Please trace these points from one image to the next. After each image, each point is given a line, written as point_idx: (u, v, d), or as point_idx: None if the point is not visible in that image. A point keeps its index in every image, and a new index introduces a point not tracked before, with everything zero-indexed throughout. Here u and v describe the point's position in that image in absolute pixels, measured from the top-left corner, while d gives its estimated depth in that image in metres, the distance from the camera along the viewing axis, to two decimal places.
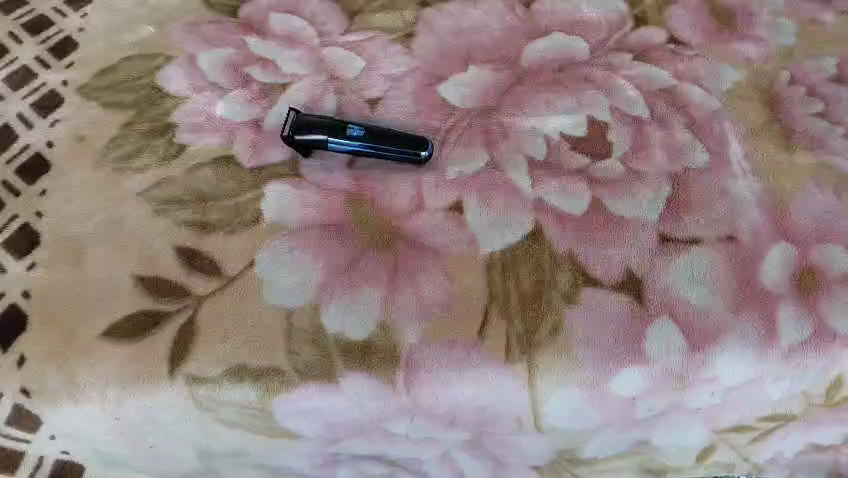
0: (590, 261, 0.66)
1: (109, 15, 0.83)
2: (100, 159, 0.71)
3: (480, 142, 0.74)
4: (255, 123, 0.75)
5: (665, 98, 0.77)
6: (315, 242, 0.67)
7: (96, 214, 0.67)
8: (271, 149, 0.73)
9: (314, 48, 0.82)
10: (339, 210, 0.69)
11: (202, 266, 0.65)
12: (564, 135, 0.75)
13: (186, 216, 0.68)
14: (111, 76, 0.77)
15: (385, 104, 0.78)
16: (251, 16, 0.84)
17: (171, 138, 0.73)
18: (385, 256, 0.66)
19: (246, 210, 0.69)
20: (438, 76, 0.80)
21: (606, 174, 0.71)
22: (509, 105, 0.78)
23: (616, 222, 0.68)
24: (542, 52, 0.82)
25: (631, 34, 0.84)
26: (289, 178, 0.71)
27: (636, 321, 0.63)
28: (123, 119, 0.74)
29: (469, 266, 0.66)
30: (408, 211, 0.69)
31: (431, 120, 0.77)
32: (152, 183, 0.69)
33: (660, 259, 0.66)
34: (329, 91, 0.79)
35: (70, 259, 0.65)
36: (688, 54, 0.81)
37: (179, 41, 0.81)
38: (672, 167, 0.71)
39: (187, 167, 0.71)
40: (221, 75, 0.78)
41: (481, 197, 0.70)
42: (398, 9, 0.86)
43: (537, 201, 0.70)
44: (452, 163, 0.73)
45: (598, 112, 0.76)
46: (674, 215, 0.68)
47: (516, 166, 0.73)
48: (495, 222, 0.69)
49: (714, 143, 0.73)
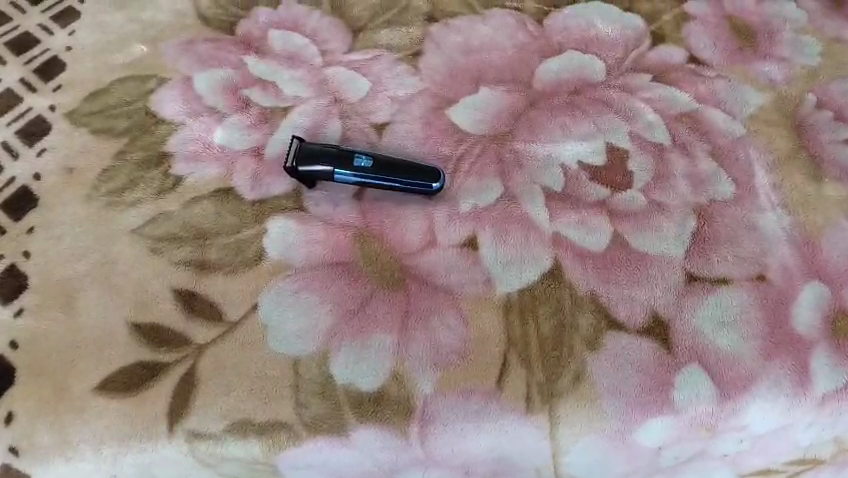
0: (612, 302, 0.62)
1: (100, 32, 0.79)
2: (92, 192, 0.67)
3: (494, 171, 0.71)
4: (257, 151, 0.71)
5: (687, 123, 0.73)
6: (322, 283, 0.63)
7: (89, 254, 0.63)
8: (274, 180, 0.69)
9: (317, 69, 0.78)
10: (347, 248, 0.65)
11: (203, 310, 0.61)
12: (582, 164, 0.71)
13: (184, 255, 0.64)
14: (102, 100, 0.73)
15: (392, 128, 0.74)
16: (251, 34, 0.80)
17: (167, 169, 0.69)
18: (396, 297, 0.63)
19: (248, 248, 0.65)
20: (448, 97, 0.76)
21: (627, 206, 0.68)
22: (523, 130, 0.74)
23: (640, 259, 0.65)
24: (556, 73, 0.78)
25: (648, 53, 0.80)
26: (293, 212, 0.67)
27: (663, 367, 0.60)
28: (116, 147, 0.70)
29: (486, 309, 0.63)
30: (419, 248, 0.66)
31: (442, 146, 0.73)
32: (148, 219, 0.66)
33: (687, 300, 0.62)
34: (334, 115, 0.74)
35: (62, 303, 0.61)
36: (709, 75, 0.78)
37: (174, 61, 0.77)
38: (697, 198, 0.68)
39: (185, 201, 0.67)
40: (219, 98, 0.74)
41: (496, 231, 0.67)
42: (405, 25, 0.83)
43: (555, 237, 0.66)
44: (464, 194, 0.69)
45: (616, 138, 0.73)
46: (700, 252, 0.64)
47: (532, 197, 0.69)
48: (511, 259, 0.65)
49: (740, 173, 0.69)
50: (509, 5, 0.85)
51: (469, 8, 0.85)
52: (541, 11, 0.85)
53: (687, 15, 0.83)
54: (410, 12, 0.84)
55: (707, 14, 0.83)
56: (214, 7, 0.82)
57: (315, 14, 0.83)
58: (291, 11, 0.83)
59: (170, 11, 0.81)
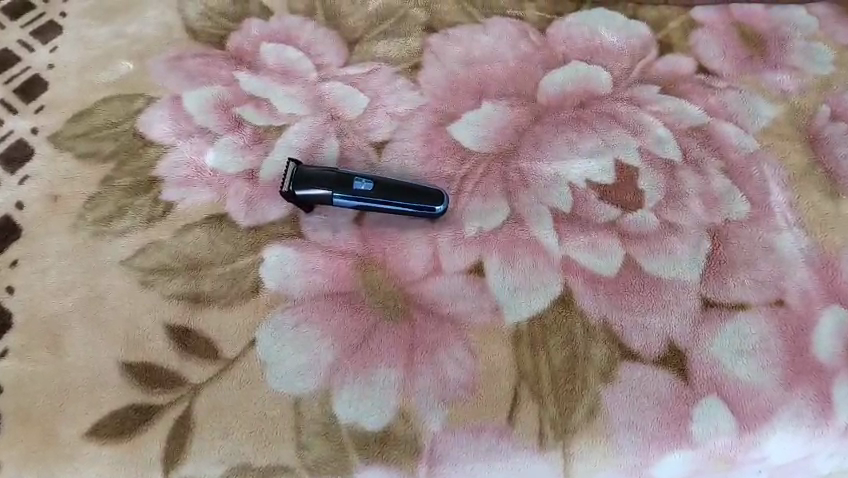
0: (626, 331, 0.60)
1: (83, 49, 0.75)
2: (78, 221, 0.63)
3: (500, 192, 0.68)
4: (251, 174, 0.68)
5: (698, 138, 0.71)
6: (322, 316, 0.60)
7: (76, 289, 0.60)
8: (270, 205, 0.66)
9: (312, 84, 0.75)
10: (347, 277, 0.62)
11: (197, 347, 0.58)
12: (590, 183, 0.68)
13: (177, 287, 0.61)
14: (87, 122, 0.69)
15: (392, 147, 0.71)
16: (242, 48, 0.77)
17: (156, 195, 0.65)
18: (400, 329, 0.60)
19: (244, 278, 0.62)
20: (449, 113, 0.73)
21: (638, 227, 0.65)
22: (528, 147, 0.71)
23: (653, 284, 0.62)
24: (561, 85, 0.76)
25: (655, 62, 0.77)
26: (290, 239, 0.64)
27: (680, 400, 0.57)
28: (102, 172, 0.66)
29: (494, 340, 0.60)
30: (423, 275, 0.63)
31: (444, 165, 0.70)
32: (137, 249, 0.62)
33: (704, 328, 0.60)
34: (331, 134, 0.71)
35: (49, 343, 0.58)
36: (719, 86, 0.75)
37: (161, 78, 0.73)
38: (710, 219, 0.65)
39: (177, 229, 0.64)
40: (210, 118, 0.71)
41: (503, 256, 0.64)
42: (402, 36, 0.80)
43: (565, 262, 0.64)
44: (469, 217, 0.66)
45: (625, 155, 0.70)
46: (716, 275, 0.62)
47: (539, 219, 0.66)
48: (519, 285, 0.63)
49: (754, 191, 0.67)
50: (510, 13, 0.82)
51: (468, 17, 0.82)
52: (544, 19, 0.82)
53: (694, 23, 0.81)
54: (408, 22, 0.81)
55: (715, 21, 0.81)
56: (203, 19, 0.79)
57: (309, 25, 0.80)
58: (284, 22, 0.80)
59: (157, 25, 0.78)
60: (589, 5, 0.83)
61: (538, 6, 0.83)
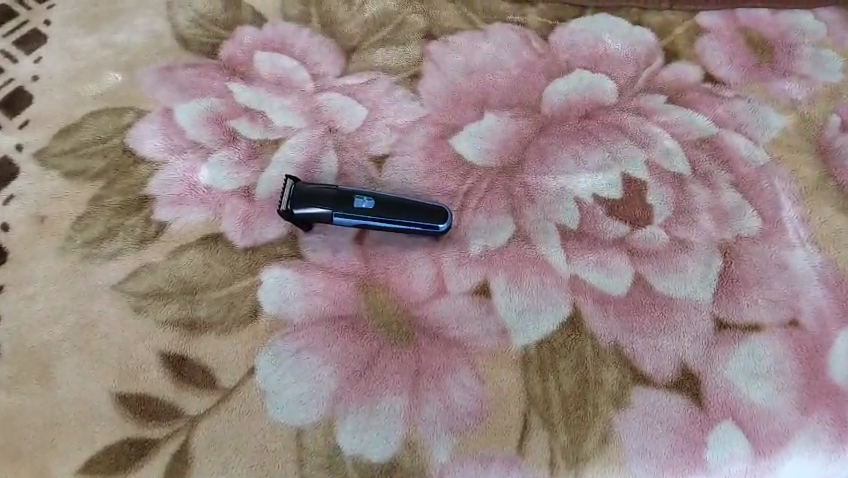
0: (638, 354, 0.58)
1: (69, 59, 0.72)
2: (67, 244, 0.61)
3: (505, 208, 0.66)
4: (247, 192, 0.65)
5: (706, 150, 0.69)
6: (324, 341, 0.58)
7: (66, 316, 0.58)
8: (267, 224, 0.64)
9: (309, 95, 0.72)
10: (349, 299, 0.60)
11: (194, 377, 0.56)
12: (598, 197, 0.66)
13: (171, 313, 0.58)
14: (74, 138, 0.67)
15: (393, 161, 0.69)
16: (235, 57, 0.74)
17: (148, 215, 0.63)
18: (405, 354, 0.58)
19: (242, 302, 0.59)
20: (451, 125, 0.71)
21: (648, 244, 0.63)
22: (533, 161, 0.69)
23: (665, 304, 0.60)
24: (565, 95, 0.73)
25: (661, 71, 0.75)
26: (289, 260, 0.62)
27: (694, 426, 0.55)
28: (91, 191, 0.64)
29: (502, 364, 0.58)
30: (428, 297, 0.61)
31: (447, 180, 0.68)
32: (129, 273, 0.60)
33: (717, 350, 0.58)
34: (329, 147, 0.69)
35: (38, 375, 0.55)
36: (727, 95, 0.73)
37: (151, 90, 0.70)
38: (722, 235, 0.64)
39: (170, 251, 0.61)
40: (203, 132, 0.68)
41: (509, 276, 0.62)
42: (401, 43, 0.77)
43: (574, 281, 0.62)
44: (474, 235, 0.64)
45: (633, 168, 0.68)
46: (728, 294, 0.61)
47: (546, 237, 0.64)
48: (527, 307, 0.61)
49: (766, 206, 0.65)
50: (511, 19, 0.80)
51: (468, 24, 0.79)
52: (546, 25, 0.80)
53: (700, 29, 0.79)
54: (406, 29, 0.78)
55: (721, 27, 0.79)
56: (194, 27, 0.76)
57: (304, 33, 0.77)
58: (278, 30, 0.77)
59: (146, 33, 0.75)
60: (592, 10, 0.81)
61: (540, 11, 0.81)
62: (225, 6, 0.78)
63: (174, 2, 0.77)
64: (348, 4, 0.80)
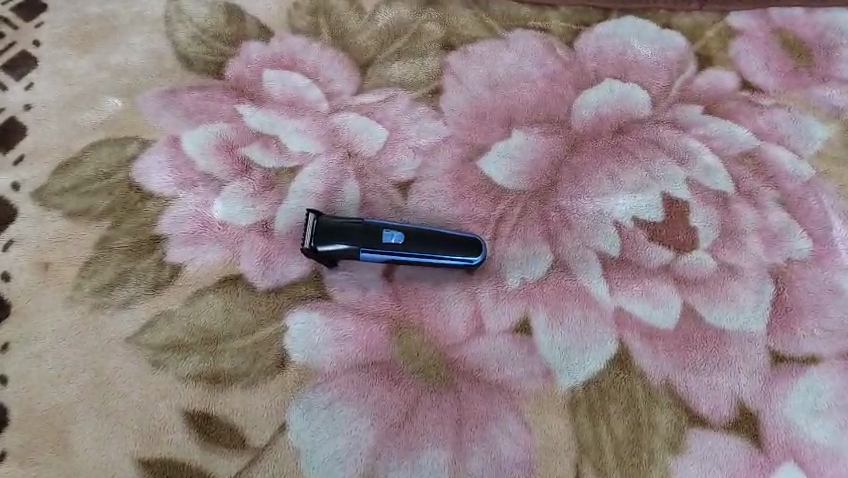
0: (692, 394, 0.55)
1: (64, 84, 0.67)
2: (75, 292, 0.57)
3: (541, 235, 0.62)
4: (265, 227, 0.61)
5: (749, 166, 0.65)
6: (358, 391, 0.54)
7: (79, 374, 0.54)
8: (289, 262, 0.59)
9: (324, 117, 0.68)
10: (383, 343, 0.56)
11: (221, 437, 0.52)
12: (638, 221, 0.63)
13: (193, 366, 0.54)
14: (74, 173, 0.62)
15: (418, 187, 0.64)
16: (242, 77, 0.69)
17: (161, 257, 0.58)
18: (445, 402, 0.54)
19: (267, 351, 0.55)
20: (477, 145, 0.67)
21: (694, 271, 0.60)
22: (566, 182, 0.65)
23: (716, 338, 0.57)
24: (596, 108, 0.69)
25: (694, 79, 0.71)
26: (315, 301, 0.58)
27: (754, 469, 0.53)
28: (97, 233, 0.59)
29: (549, 409, 0.55)
30: (466, 338, 0.57)
31: (477, 206, 0.64)
32: (144, 324, 0.56)
33: (774, 386, 0.55)
34: (349, 174, 0.65)
35: (54, 440, 0.52)
36: (766, 104, 0.69)
37: (155, 116, 0.65)
38: (771, 259, 0.60)
39: (187, 297, 0.57)
40: (214, 162, 0.64)
41: (550, 311, 0.58)
42: (418, 56, 0.72)
43: (618, 314, 0.58)
44: (509, 267, 0.60)
45: (673, 188, 0.64)
46: (783, 325, 0.58)
47: (587, 266, 0.60)
48: (571, 344, 0.57)
49: (815, 226, 0.62)
50: (532, 25, 0.75)
51: (488, 32, 0.74)
52: (570, 30, 0.75)
53: (732, 31, 0.74)
54: (422, 40, 0.73)
55: (756, 28, 0.74)
56: (196, 44, 0.71)
57: (314, 47, 0.72)
58: (286, 45, 0.72)
59: (144, 53, 0.70)
60: (618, 13, 0.76)
61: (562, 15, 0.76)
62: (227, 19, 0.73)
63: (173, 18, 0.72)
64: (358, 13, 0.75)
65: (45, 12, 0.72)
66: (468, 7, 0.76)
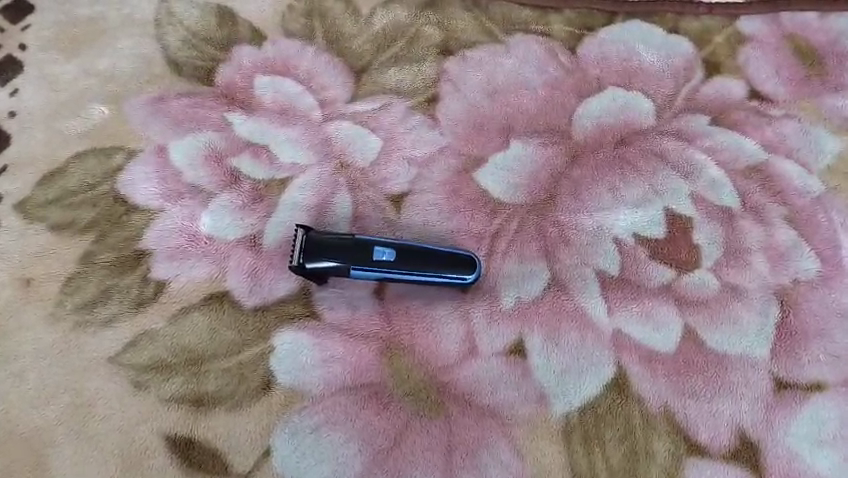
0: (691, 421, 0.53)
1: (50, 90, 0.65)
2: (57, 310, 0.55)
3: (538, 252, 0.60)
4: (253, 241, 0.59)
5: (756, 180, 0.63)
6: (345, 416, 0.53)
7: (59, 395, 0.53)
8: (277, 278, 0.58)
9: (316, 125, 0.65)
10: (371, 365, 0.55)
11: (203, 462, 0.51)
12: (639, 237, 0.60)
13: (175, 389, 0.53)
14: (58, 184, 0.60)
15: (412, 199, 0.62)
16: (233, 84, 0.67)
17: (145, 274, 0.57)
18: (435, 427, 0.53)
19: (252, 373, 0.54)
20: (474, 156, 0.65)
21: (697, 292, 0.58)
22: (565, 195, 0.63)
23: (717, 363, 0.55)
24: (598, 117, 0.67)
25: (701, 87, 0.69)
26: (303, 320, 0.56)
27: None
28: (80, 247, 0.57)
29: (542, 435, 0.53)
30: (458, 360, 0.55)
31: (473, 221, 0.61)
32: (127, 343, 0.54)
33: (777, 415, 0.53)
34: (341, 186, 0.63)
35: (32, 464, 0.51)
36: (775, 114, 0.67)
37: (142, 125, 0.64)
38: (777, 280, 0.58)
39: (171, 315, 0.55)
40: (203, 172, 0.62)
41: (546, 332, 0.56)
42: (415, 61, 0.70)
43: (617, 337, 0.56)
44: (505, 285, 0.58)
45: (676, 203, 0.62)
46: (787, 350, 0.55)
47: (584, 284, 0.58)
48: (567, 367, 0.55)
49: (824, 244, 0.60)
50: (534, 29, 0.72)
51: (488, 36, 0.72)
52: (573, 35, 0.72)
53: (741, 36, 0.71)
54: (419, 44, 0.71)
55: (766, 34, 0.71)
56: (186, 48, 0.69)
57: (307, 52, 0.70)
58: (278, 49, 0.70)
59: (133, 57, 0.68)
60: (623, 16, 0.73)
61: (566, 18, 0.73)
62: (218, 22, 0.70)
63: (162, 20, 0.70)
64: (354, 16, 0.72)
65: (32, 14, 0.69)
66: (468, 10, 0.73)
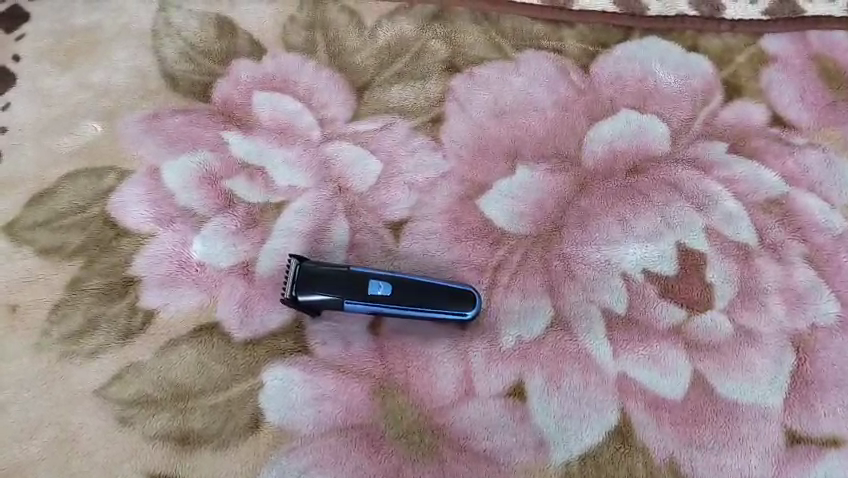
0: (697, 474, 0.51)
1: (42, 106, 0.63)
2: (42, 339, 0.54)
3: (542, 286, 0.57)
4: (246, 269, 0.57)
5: (775, 215, 0.60)
6: (335, 458, 0.51)
7: (42, 429, 0.51)
8: (269, 310, 0.55)
9: (315, 146, 0.63)
10: (364, 405, 0.53)
11: None
12: (649, 273, 0.57)
13: (161, 425, 0.51)
14: (48, 206, 0.58)
15: (412, 227, 0.60)
16: (231, 100, 0.64)
17: (134, 302, 0.55)
18: (428, 473, 0.51)
19: (241, 410, 0.52)
20: (478, 182, 0.62)
21: (708, 335, 0.55)
22: (572, 226, 0.60)
23: (727, 412, 0.53)
24: (610, 142, 0.64)
25: (720, 111, 0.65)
26: (294, 355, 0.54)
27: None
28: (69, 273, 0.56)
29: None
30: (454, 402, 0.53)
31: (474, 252, 0.59)
32: (112, 376, 0.53)
33: (787, 470, 0.51)
34: (339, 211, 0.60)
35: None
36: (798, 143, 0.63)
37: (135, 144, 0.62)
38: (793, 325, 0.55)
39: (159, 347, 0.54)
40: (196, 195, 0.60)
41: (548, 375, 0.54)
42: (420, 78, 0.67)
43: (622, 381, 0.54)
44: (506, 322, 0.56)
45: (689, 237, 0.59)
46: (802, 401, 0.53)
47: (589, 324, 0.56)
48: (568, 412, 0.53)
49: (845, 287, 0.57)
50: (546, 45, 0.68)
51: (497, 52, 0.68)
52: (586, 52, 0.68)
53: (765, 56, 0.67)
54: (425, 59, 0.68)
55: (791, 53, 0.67)
56: (183, 61, 0.66)
57: (308, 66, 0.67)
58: (279, 63, 0.67)
59: (128, 71, 0.65)
60: (640, 32, 0.69)
61: (579, 33, 0.69)
62: (217, 33, 0.68)
63: (160, 31, 0.67)
64: (358, 28, 0.69)
65: (26, 23, 0.67)
66: (477, 23, 0.69)
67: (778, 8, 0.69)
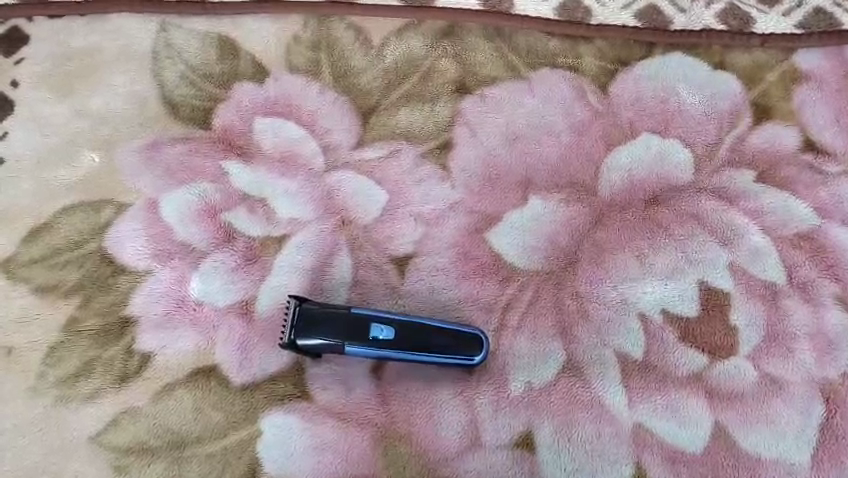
0: None
1: (40, 135, 0.62)
2: (39, 383, 0.53)
3: (553, 328, 0.54)
4: (245, 308, 0.55)
5: (805, 251, 0.56)
6: None
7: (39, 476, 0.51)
8: (268, 353, 0.54)
9: (317, 175, 0.60)
10: (364, 455, 0.51)
11: None
12: (668, 314, 0.54)
13: (156, 475, 0.51)
14: (44, 242, 0.57)
15: (418, 263, 0.57)
16: (232, 126, 0.62)
17: (129, 345, 0.54)
18: None
19: (237, 460, 0.51)
20: (488, 215, 0.59)
21: (730, 383, 0.52)
22: (587, 262, 0.56)
23: (749, 467, 0.50)
24: (628, 170, 0.60)
25: (748, 136, 0.61)
26: (293, 401, 0.52)
27: None
28: (64, 314, 0.55)
29: None
30: (459, 452, 0.51)
31: (483, 290, 0.56)
32: (108, 423, 0.52)
33: None
34: (342, 245, 0.58)
35: None
36: (832, 171, 0.59)
37: (132, 175, 0.60)
38: (823, 372, 0.52)
39: (155, 393, 0.53)
40: (195, 229, 0.58)
41: (558, 425, 0.51)
42: (428, 100, 0.63)
43: (636, 432, 0.51)
44: (514, 367, 0.53)
45: (712, 275, 0.55)
46: (830, 456, 0.50)
47: (603, 369, 0.53)
48: (578, 465, 0.51)
49: None
50: (561, 63, 0.64)
51: (510, 71, 0.64)
52: (605, 70, 0.64)
53: (798, 74, 0.62)
54: (434, 80, 0.64)
55: (827, 71, 0.62)
56: (183, 85, 0.64)
57: (311, 89, 0.64)
58: (281, 85, 0.64)
59: (127, 97, 0.63)
60: (663, 48, 0.64)
61: (598, 50, 0.64)
62: (218, 54, 0.65)
63: (160, 53, 0.65)
64: (364, 46, 0.65)
65: (25, 45, 0.65)
66: (490, 40, 0.65)
67: (813, 20, 0.63)
